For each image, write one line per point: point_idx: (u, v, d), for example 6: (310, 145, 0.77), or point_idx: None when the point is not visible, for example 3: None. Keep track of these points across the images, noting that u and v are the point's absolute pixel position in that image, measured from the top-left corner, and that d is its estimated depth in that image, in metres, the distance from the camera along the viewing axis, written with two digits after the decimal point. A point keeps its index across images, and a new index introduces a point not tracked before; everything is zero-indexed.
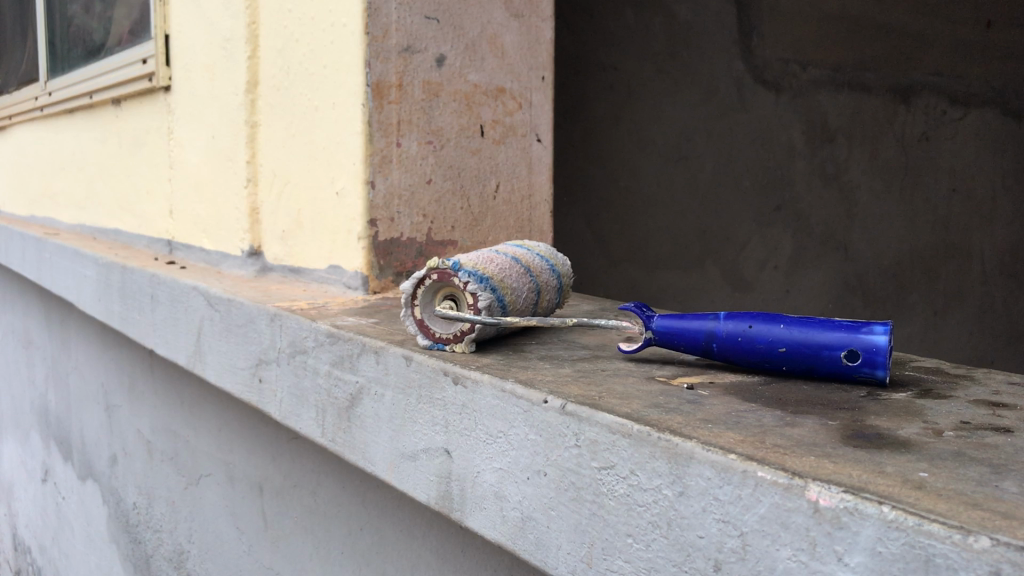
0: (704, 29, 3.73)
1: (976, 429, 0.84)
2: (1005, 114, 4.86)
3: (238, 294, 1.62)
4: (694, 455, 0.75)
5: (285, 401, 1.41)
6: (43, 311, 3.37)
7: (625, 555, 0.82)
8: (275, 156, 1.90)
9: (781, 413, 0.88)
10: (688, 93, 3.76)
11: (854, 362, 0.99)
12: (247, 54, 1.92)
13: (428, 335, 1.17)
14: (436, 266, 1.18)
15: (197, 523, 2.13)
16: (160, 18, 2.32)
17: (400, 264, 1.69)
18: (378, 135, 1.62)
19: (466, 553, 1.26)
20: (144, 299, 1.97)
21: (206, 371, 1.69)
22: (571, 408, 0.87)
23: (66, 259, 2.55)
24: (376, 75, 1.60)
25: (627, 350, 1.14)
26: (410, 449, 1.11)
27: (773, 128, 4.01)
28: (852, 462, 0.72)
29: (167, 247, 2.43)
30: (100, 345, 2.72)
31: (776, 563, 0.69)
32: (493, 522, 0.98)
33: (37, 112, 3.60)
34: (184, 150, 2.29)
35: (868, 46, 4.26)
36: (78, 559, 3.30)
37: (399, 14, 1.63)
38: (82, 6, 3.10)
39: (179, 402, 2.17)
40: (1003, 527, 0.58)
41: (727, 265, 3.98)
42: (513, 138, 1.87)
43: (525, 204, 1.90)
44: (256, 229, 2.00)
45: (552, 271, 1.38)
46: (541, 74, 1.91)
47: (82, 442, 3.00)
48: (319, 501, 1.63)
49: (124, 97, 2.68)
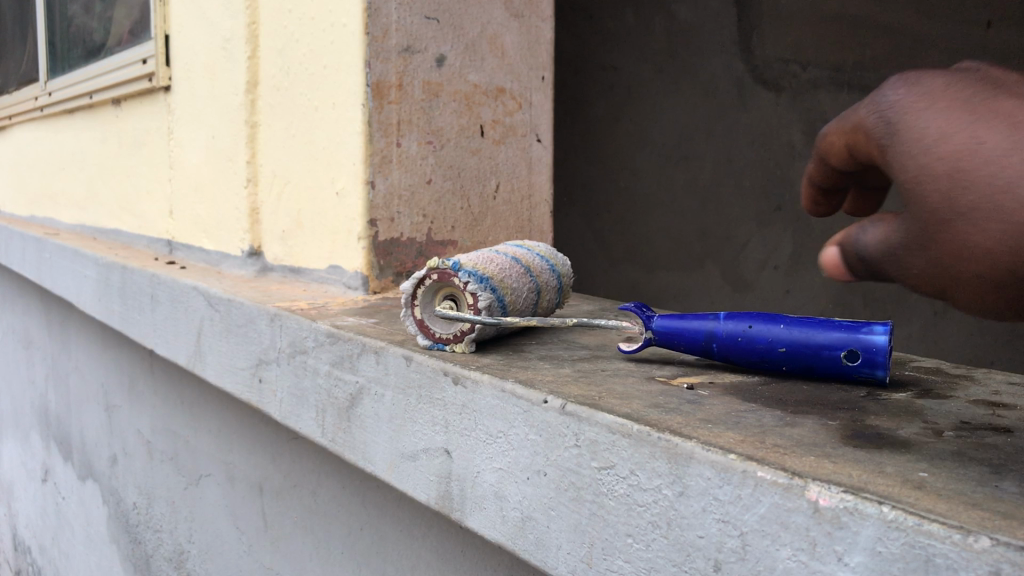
0: (704, 29, 3.73)
1: (976, 429, 0.84)
2: None
3: (238, 294, 1.62)
4: (694, 455, 0.74)
5: (285, 401, 1.42)
6: (43, 310, 3.37)
7: (625, 555, 0.82)
8: (274, 156, 1.90)
9: (781, 413, 0.88)
10: (687, 93, 3.76)
11: (854, 362, 0.99)
12: (246, 54, 1.93)
13: (428, 335, 1.17)
14: (437, 266, 1.18)
15: (197, 523, 2.13)
16: (161, 18, 2.32)
17: (400, 264, 1.69)
18: (378, 135, 1.62)
19: (466, 553, 1.26)
20: (144, 300, 1.97)
21: (207, 371, 1.69)
22: (570, 409, 0.87)
23: (65, 258, 2.55)
24: (376, 75, 1.60)
25: (627, 350, 1.14)
26: (410, 449, 1.11)
27: (773, 129, 4.01)
28: (853, 463, 0.72)
29: (167, 247, 2.43)
30: (99, 344, 2.72)
31: (776, 563, 0.69)
32: (493, 522, 0.98)
33: (37, 112, 3.60)
34: (185, 152, 2.29)
35: (867, 46, 4.26)
36: (78, 559, 3.29)
37: (399, 14, 1.63)
38: (83, 7, 3.11)
39: (179, 402, 2.17)
40: (1002, 527, 0.58)
41: (727, 264, 3.98)
42: (513, 138, 1.87)
43: (525, 204, 1.90)
44: (256, 229, 2.00)
45: (552, 271, 1.38)
46: (541, 74, 1.91)
47: (82, 442, 3.00)
48: (320, 500, 1.63)
49: (124, 98, 2.68)
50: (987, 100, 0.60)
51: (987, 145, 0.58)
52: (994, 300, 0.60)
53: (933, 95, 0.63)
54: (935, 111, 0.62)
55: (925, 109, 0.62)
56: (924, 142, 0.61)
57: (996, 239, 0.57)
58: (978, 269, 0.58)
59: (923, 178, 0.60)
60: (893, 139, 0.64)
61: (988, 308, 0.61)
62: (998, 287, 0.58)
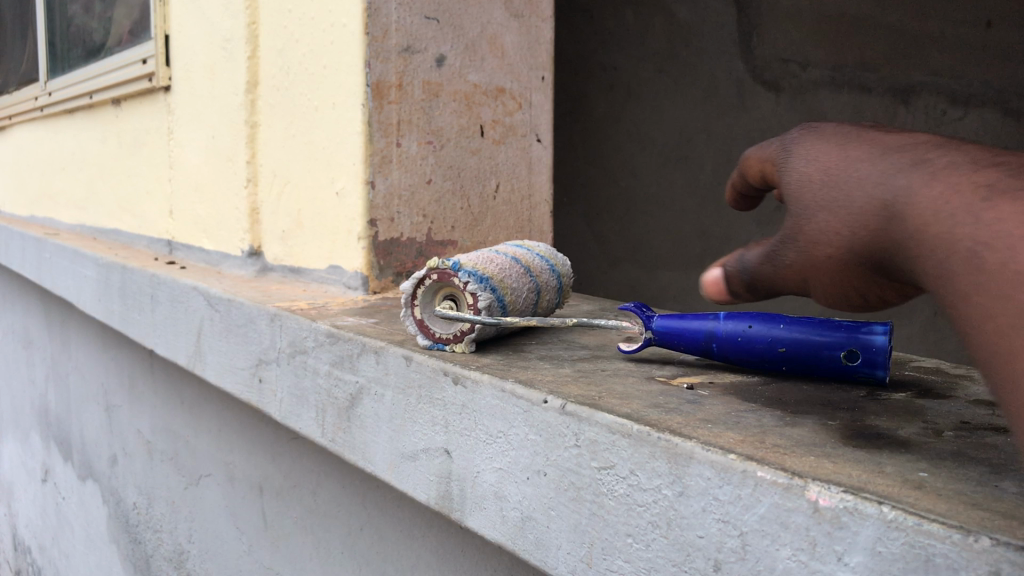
0: (704, 29, 3.73)
1: (976, 429, 0.83)
2: (1006, 114, 4.87)
3: (238, 294, 1.61)
4: (694, 455, 0.74)
5: (285, 401, 1.41)
6: (43, 310, 3.37)
7: (625, 555, 0.82)
8: (275, 156, 1.90)
9: (780, 413, 0.88)
10: (687, 94, 3.77)
11: (853, 362, 0.99)
12: (246, 54, 1.92)
13: (428, 335, 1.17)
14: (436, 266, 1.18)
15: (197, 523, 2.13)
16: (161, 18, 2.32)
17: (400, 264, 1.69)
18: (378, 135, 1.62)
19: (467, 553, 1.26)
20: (144, 300, 1.97)
21: (207, 371, 1.69)
22: (570, 409, 0.87)
23: (65, 258, 2.55)
24: (376, 75, 1.60)
25: (627, 350, 1.14)
26: (410, 449, 1.11)
27: (773, 129, 4.01)
28: (853, 463, 0.72)
29: (167, 247, 2.43)
30: (99, 344, 2.72)
31: (776, 563, 0.69)
32: (493, 522, 0.98)
33: (37, 112, 3.60)
34: (185, 151, 2.29)
35: (867, 47, 4.26)
36: (78, 559, 3.29)
37: (399, 14, 1.63)
38: (82, 7, 3.11)
39: (179, 402, 2.17)
40: (1002, 527, 0.58)
41: None
42: (513, 138, 1.87)
43: (525, 204, 1.90)
44: (256, 229, 2.00)
45: (552, 271, 1.38)
46: (541, 74, 1.91)
47: (82, 442, 3.00)
48: (319, 500, 1.63)
49: (124, 98, 2.68)
50: (858, 132, 0.77)
51: (853, 157, 0.74)
52: (840, 283, 0.75)
53: (813, 130, 0.82)
54: (818, 138, 0.79)
55: (812, 137, 0.79)
56: (798, 159, 0.79)
57: (840, 223, 0.73)
58: (830, 251, 0.74)
59: (801, 182, 0.77)
60: (778, 162, 0.82)
61: (838, 291, 0.75)
62: (842, 266, 0.74)
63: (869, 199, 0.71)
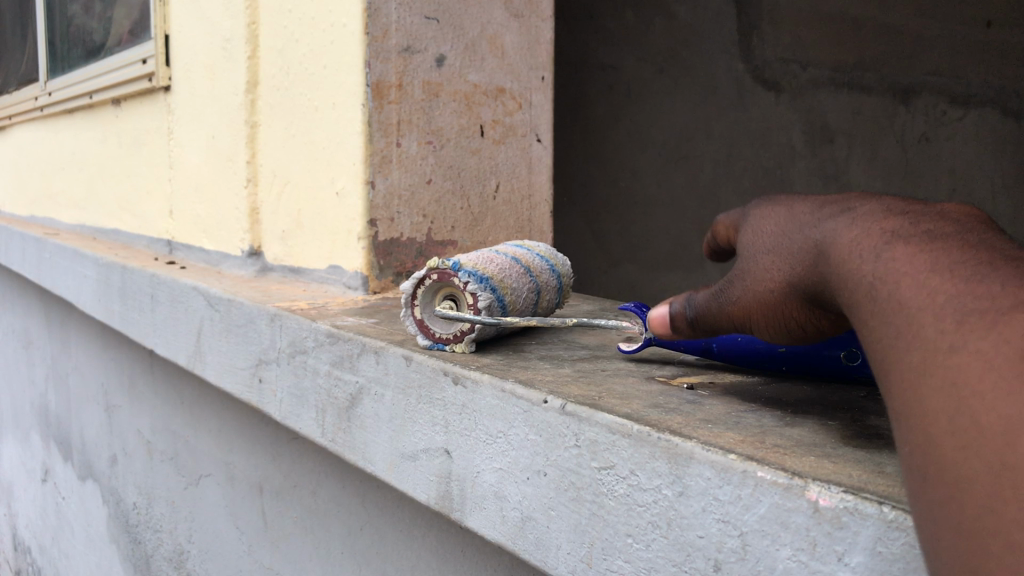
0: (704, 29, 3.73)
1: None
2: (1005, 114, 4.86)
3: (238, 294, 1.61)
4: (694, 455, 0.74)
5: (285, 402, 1.41)
6: (43, 311, 3.36)
7: (625, 555, 0.82)
8: (275, 156, 1.90)
9: (780, 413, 0.88)
10: (687, 94, 3.77)
11: (854, 362, 0.98)
12: (247, 54, 1.92)
13: (428, 335, 1.17)
14: (436, 266, 1.18)
15: (197, 523, 2.13)
16: (161, 18, 2.32)
17: (400, 264, 1.69)
18: (378, 135, 1.62)
19: (466, 553, 1.26)
20: (144, 300, 1.97)
21: (207, 371, 1.69)
22: (570, 409, 0.87)
23: (65, 258, 2.55)
24: (376, 75, 1.60)
25: (627, 350, 1.14)
26: (410, 449, 1.11)
27: (773, 129, 4.01)
28: (852, 463, 0.72)
29: (167, 247, 2.43)
30: (99, 344, 2.72)
31: (776, 563, 0.69)
32: (493, 523, 0.98)
33: (37, 112, 3.60)
34: (185, 151, 2.28)
35: (867, 46, 4.25)
36: (78, 559, 3.29)
37: (399, 14, 1.63)
38: (82, 7, 3.11)
39: (179, 402, 2.17)
40: None
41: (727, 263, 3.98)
42: (513, 138, 1.87)
43: (525, 204, 1.90)
44: (256, 229, 2.00)
45: (552, 271, 1.38)
46: (541, 74, 1.91)
47: (82, 443, 3.00)
48: (319, 500, 1.63)
49: (124, 98, 2.68)
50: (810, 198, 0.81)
51: (798, 214, 0.78)
52: (774, 319, 0.76)
53: (779, 197, 0.86)
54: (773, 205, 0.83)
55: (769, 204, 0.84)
56: (753, 217, 0.83)
57: (778, 263, 0.75)
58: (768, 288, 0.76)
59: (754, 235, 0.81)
60: (742, 221, 0.87)
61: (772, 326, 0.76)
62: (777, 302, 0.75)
63: (799, 243, 0.73)
